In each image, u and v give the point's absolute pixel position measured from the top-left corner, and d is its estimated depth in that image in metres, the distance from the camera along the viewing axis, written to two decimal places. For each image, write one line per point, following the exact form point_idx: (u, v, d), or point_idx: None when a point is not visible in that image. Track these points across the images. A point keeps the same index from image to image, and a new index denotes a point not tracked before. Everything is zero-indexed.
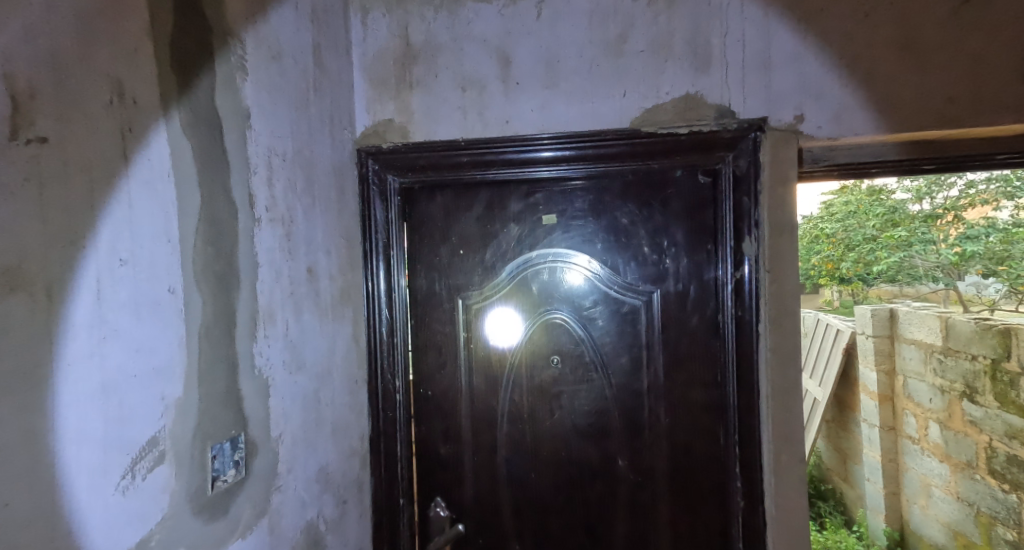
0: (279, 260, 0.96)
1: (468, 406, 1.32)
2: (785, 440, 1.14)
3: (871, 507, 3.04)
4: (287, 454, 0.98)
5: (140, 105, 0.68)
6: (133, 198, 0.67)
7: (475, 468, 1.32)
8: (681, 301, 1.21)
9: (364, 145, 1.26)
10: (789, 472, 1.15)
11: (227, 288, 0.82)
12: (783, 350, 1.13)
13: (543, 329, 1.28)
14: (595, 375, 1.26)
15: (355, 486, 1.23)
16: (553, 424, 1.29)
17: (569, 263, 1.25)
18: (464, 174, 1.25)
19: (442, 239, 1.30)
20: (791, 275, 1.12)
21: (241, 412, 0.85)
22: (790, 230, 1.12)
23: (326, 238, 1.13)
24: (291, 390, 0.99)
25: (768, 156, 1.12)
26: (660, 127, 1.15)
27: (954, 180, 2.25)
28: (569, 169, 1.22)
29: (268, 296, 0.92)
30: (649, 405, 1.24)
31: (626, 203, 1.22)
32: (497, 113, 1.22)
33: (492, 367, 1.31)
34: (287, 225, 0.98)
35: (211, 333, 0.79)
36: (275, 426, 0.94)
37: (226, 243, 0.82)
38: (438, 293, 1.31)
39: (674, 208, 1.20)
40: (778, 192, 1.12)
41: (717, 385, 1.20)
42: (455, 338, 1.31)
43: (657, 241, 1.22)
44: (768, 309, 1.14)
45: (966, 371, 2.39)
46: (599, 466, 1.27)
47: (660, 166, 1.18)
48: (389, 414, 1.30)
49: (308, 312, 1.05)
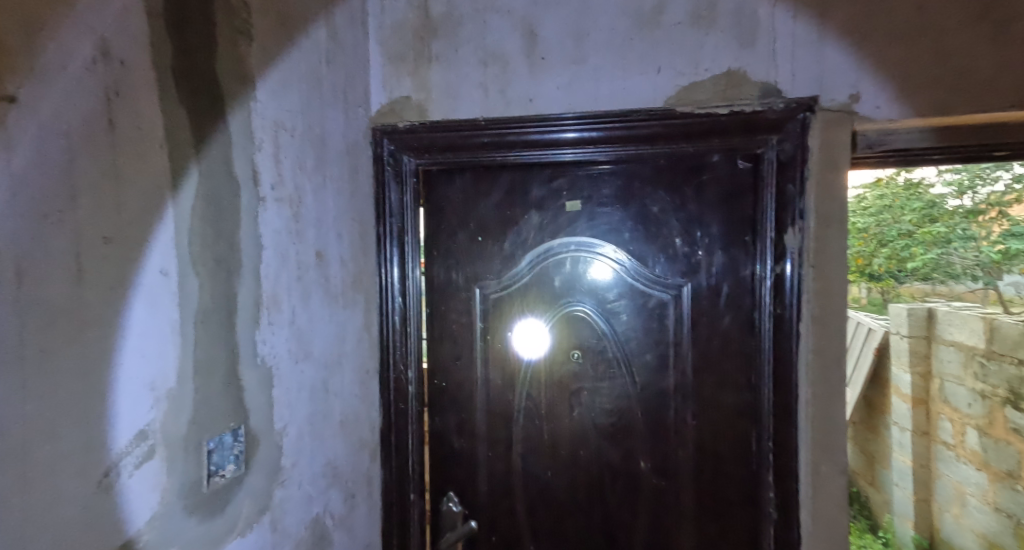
0: (285, 243, 0.90)
1: (484, 399, 1.26)
2: (824, 449, 1.05)
3: (899, 513, 2.93)
4: (292, 446, 0.93)
5: (129, 67, 0.63)
6: (120, 170, 0.62)
7: (489, 464, 1.27)
8: (713, 296, 1.13)
9: (380, 123, 1.20)
10: (828, 484, 1.06)
11: (227, 272, 0.77)
12: (826, 353, 1.04)
13: (564, 323, 1.21)
14: (617, 372, 1.19)
15: (365, 480, 1.19)
16: (571, 422, 1.22)
17: (593, 254, 1.18)
18: (484, 156, 1.18)
19: (460, 225, 1.24)
20: (838, 271, 1.02)
21: (241, 403, 0.80)
22: (840, 221, 1.01)
23: (337, 220, 1.07)
24: (296, 381, 0.94)
25: (817, 140, 1.02)
26: (697, 107, 1.06)
27: (999, 175, 2.03)
28: (596, 152, 1.13)
29: (273, 281, 0.87)
30: (675, 407, 1.16)
31: (657, 190, 1.14)
32: (521, 90, 1.14)
33: (508, 361, 1.24)
34: (295, 205, 0.92)
35: (209, 318, 0.74)
36: (279, 418, 0.89)
37: (225, 221, 0.76)
38: (454, 282, 1.25)
39: (708, 198, 1.12)
40: (827, 180, 1.02)
41: (750, 387, 1.12)
42: (472, 329, 1.25)
43: (690, 232, 1.13)
44: (811, 307, 1.04)
45: (1010, 376, 2.25)
46: (619, 468, 1.20)
47: (695, 150, 1.09)
48: (401, 406, 1.24)
49: (316, 298, 0.99)
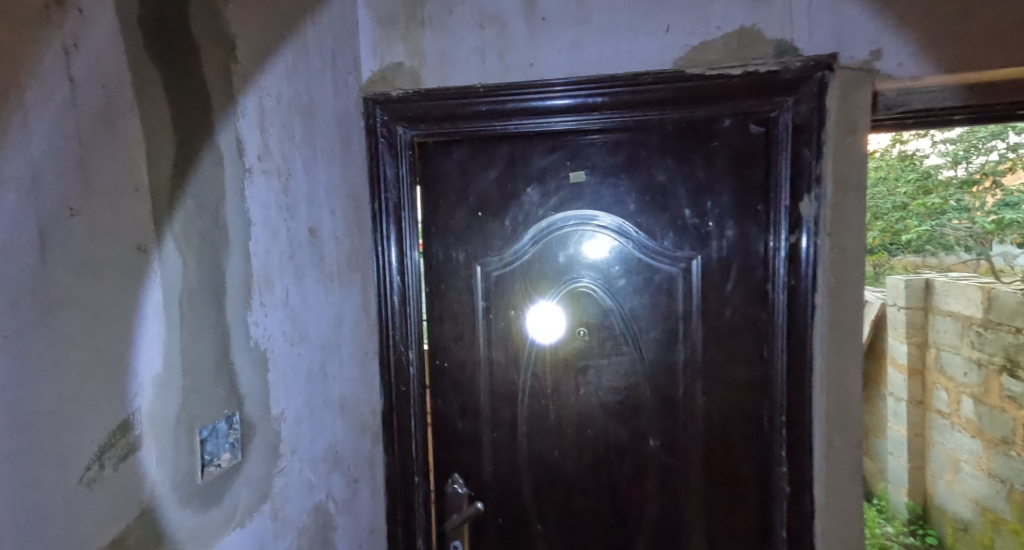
0: (275, 219, 0.85)
1: (487, 379, 1.23)
2: (839, 423, 1.02)
3: (894, 481, 2.96)
4: (291, 432, 0.89)
5: (89, 18, 0.56)
6: (85, 134, 0.56)
7: (494, 445, 1.24)
8: (724, 269, 1.09)
9: (372, 92, 1.14)
10: (842, 459, 1.03)
11: (213, 250, 0.72)
12: (841, 325, 1.00)
13: (568, 300, 1.17)
14: (625, 348, 1.16)
15: (367, 464, 1.15)
16: (577, 401, 1.19)
17: (597, 228, 1.14)
18: (483, 126, 1.12)
19: (458, 200, 1.19)
20: (855, 239, 0.98)
21: (234, 389, 0.76)
22: (858, 186, 0.97)
23: (330, 195, 1.01)
24: (293, 364, 0.89)
25: (835, 100, 0.97)
26: (708, 68, 1.01)
27: (994, 144, 1.97)
28: (601, 119, 1.08)
29: (264, 260, 0.82)
30: (685, 382, 1.13)
31: (665, 158, 1.10)
32: (521, 55, 1.08)
33: (510, 341, 1.21)
34: (284, 178, 0.87)
35: (196, 299, 0.69)
36: (275, 404, 0.85)
37: (208, 195, 0.71)
38: (454, 259, 1.21)
39: (717, 167, 1.07)
40: (844, 143, 0.97)
41: (762, 361, 1.09)
42: (473, 308, 1.21)
43: (700, 202, 1.09)
44: (827, 278, 1.00)
45: (1007, 345, 2.24)
46: (627, 446, 1.18)
47: (706, 115, 1.04)
48: (402, 388, 1.21)
49: (311, 278, 0.95)
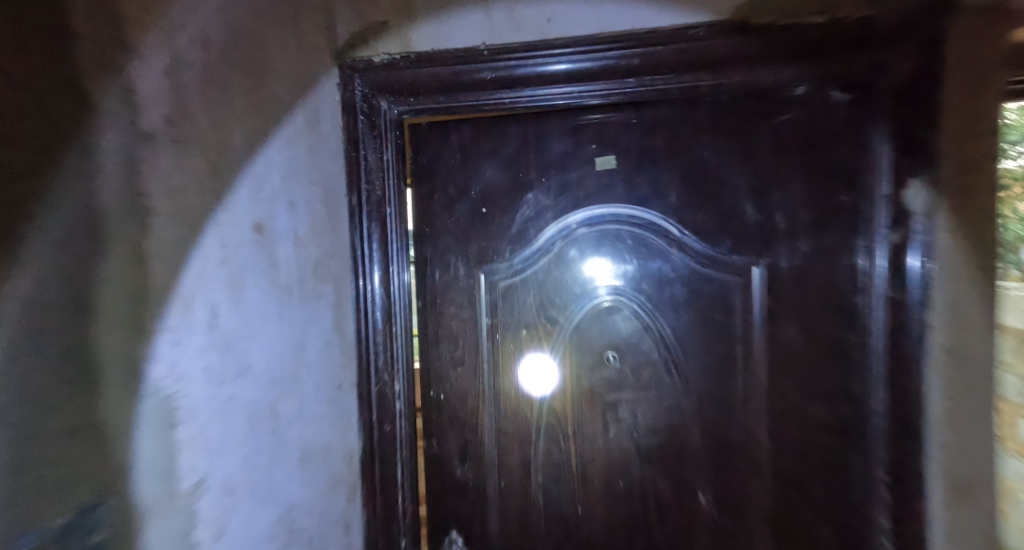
0: (197, 209, 0.62)
1: (493, 415, 0.99)
2: (966, 482, 0.77)
3: None
4: (217, 510, 0.63)
5: None
6: None
7: (501, 498, 1.00)
8: (798, 278, 0.86)
9: (349, 58, 0.91)
10: (969, 529, 0.78)
11: (54, 254, 0.49)
12: (965, 352, 0.76)
13: (594, 317, 0.94)
14: (667, 380, 0.92)
15: (341, 528, 0.91)
16: (605, 446, 0.95)
17: (631, 227, 0.92)
18: (488, 99, 0.90)
19: (459, 195, 0.99)
20: (984, 236, 0.74)
21: (99, 460, 0.52)
22: (988, 166, 0.74)
23: (283, 183, 0.78)
24: (224, 411, 0.65)
25: (957, 54, 0.73)
26: (783, 16, 0.77)
27: None
28: (638, 87, 0.85)
29: (179, 264, 0.59)
30: (748, 424, 0.89)
31: (718, 137, 0.88)
32: (535, 8, 0.85)
33: (521, 365, 0.98)
34: (208, 152, 0.63)
35: (12, 328, 0.46)
36: (190, 475, 0.59)
37: (48, 172, 0.49)
38: (453, 267, 0.99)
39: (785, 149, 0.85)
40: (970, 109, 0.74)
41: (851, 397, 0.85)
42: (476, 326, 0.99)
43: (764, 193, 0.86)
44: (947, 289, 0.76)
45: None
46: (671, 503, 0.93)
47: (776, 79, 0.82)
48: (386, 428, 0.96)
49: (254, 291, 0.71)
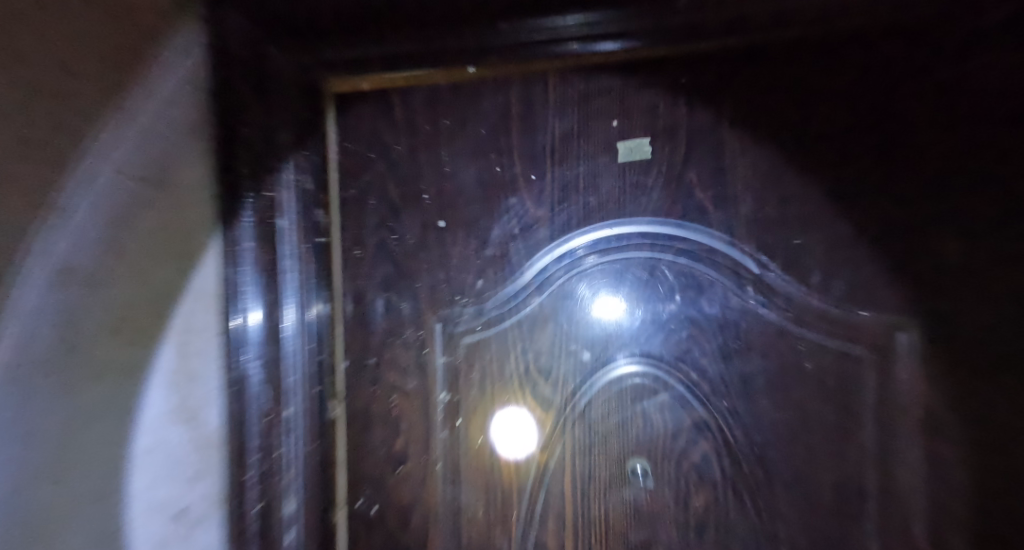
0: None
1: (453, 541, 0.65)
2: None
3: None
4: None
5: None
6: None
7: None
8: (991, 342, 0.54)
9: None
10: None
11: None
12: None
13: (614, 399, 0.61)
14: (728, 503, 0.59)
15: None
16: None
17: (674, 256, 0.60)
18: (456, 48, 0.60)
19: (404, 203, 0.66)
20: None
21: None
22: None
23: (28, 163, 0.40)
24: None
25: None
26: None
27: None
28: (688, 24, 0.56)
29: None
30: None
31: (832, 109, 0.57)
32: None
33: (499, 461, 0.65)
34: None
35: None
36: None
37: None
38: (395, 313, 0.66)
39: (938, 121, 0.55)
40: None
41: None
42: (428, 403, 0.66)
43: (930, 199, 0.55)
44: None
45: None
46: None
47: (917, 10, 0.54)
48: None
49: None
